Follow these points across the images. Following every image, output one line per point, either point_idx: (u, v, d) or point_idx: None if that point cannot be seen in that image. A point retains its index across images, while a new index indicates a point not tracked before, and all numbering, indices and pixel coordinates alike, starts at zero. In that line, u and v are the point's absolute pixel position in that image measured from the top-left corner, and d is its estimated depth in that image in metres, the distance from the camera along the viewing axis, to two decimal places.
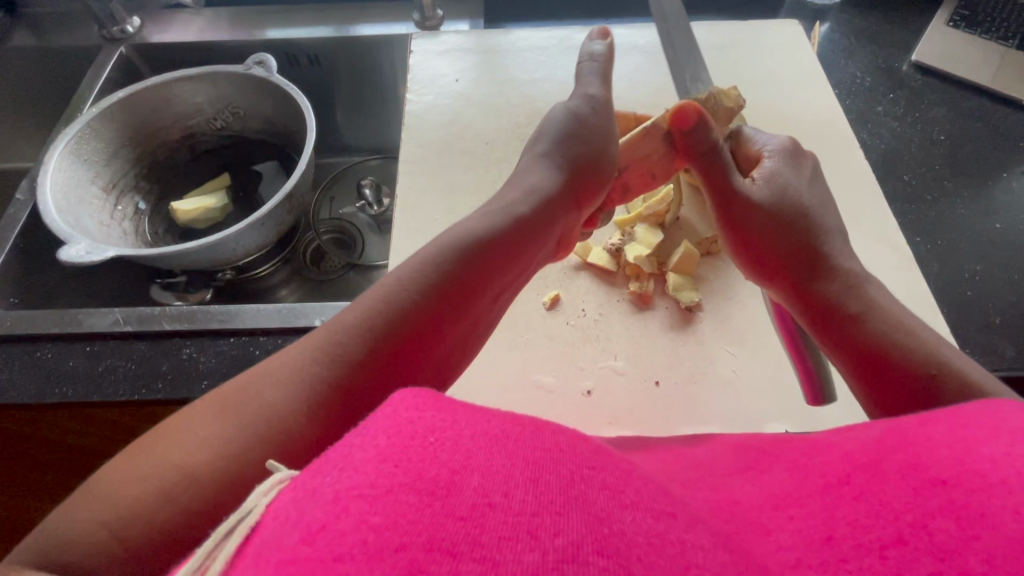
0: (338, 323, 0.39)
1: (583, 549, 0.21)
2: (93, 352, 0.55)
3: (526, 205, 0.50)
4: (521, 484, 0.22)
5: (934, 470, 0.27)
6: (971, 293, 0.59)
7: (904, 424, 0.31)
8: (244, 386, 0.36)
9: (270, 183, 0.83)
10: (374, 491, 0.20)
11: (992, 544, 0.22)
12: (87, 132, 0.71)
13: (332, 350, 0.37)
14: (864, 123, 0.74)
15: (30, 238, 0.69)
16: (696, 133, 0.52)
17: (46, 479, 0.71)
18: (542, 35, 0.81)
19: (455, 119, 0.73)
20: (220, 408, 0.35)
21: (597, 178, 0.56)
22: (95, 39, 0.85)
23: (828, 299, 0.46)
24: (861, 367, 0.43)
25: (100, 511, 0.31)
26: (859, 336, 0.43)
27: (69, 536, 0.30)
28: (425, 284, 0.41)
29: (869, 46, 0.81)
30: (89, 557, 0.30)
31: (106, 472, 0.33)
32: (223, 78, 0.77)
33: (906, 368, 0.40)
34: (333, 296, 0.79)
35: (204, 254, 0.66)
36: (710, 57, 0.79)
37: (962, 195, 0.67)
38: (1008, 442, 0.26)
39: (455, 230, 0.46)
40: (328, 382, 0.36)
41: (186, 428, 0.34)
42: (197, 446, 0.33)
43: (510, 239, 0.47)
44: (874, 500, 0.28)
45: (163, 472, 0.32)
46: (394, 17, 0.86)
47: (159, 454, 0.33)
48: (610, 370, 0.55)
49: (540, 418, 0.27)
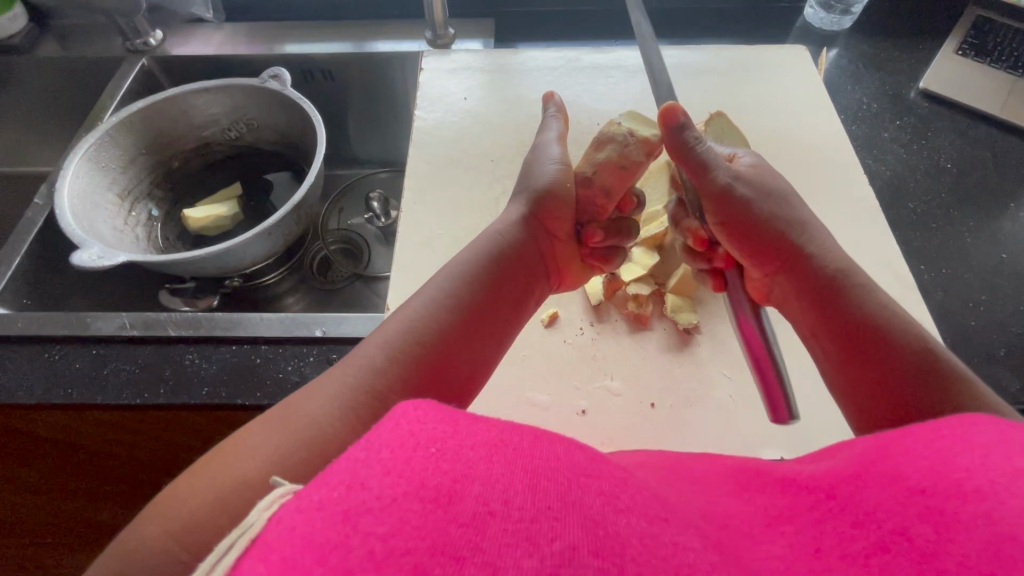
0: (359, 350, 0.42)
1: (580, 553, 0.21)
2: (99, 355, 0.56)
3: (505, 233, 0.51)
4: (520, 491, 0.23)
5: (914, 479, 0.27)
6: (975, 322, 0.59)
7: (887, 438, 0.31)
8: (294, 403, 0.39)
9: (281, 193, 0.85)
10: (380, 504, 0.21)
11: (966, 549, 0.23)
12: (106, 141, 0.73)
13: (360, 361, 0.41)
14: (868, 149, 0.74)
15: (45, 241, 0.71)
16: (676, 130, 0.48)
17: (47, 482, 0.72)
18: (551, 56, 0.82)
19: (462, 136, 0.75)
20: (273, 423, 0.38)
21: (564, 202, 0.53)
22: (119, 51, 0.88)
23: (828, 277, 0.47)
24: (863, 341, 0.44)
25: (167, 522, 0.33)
26: (855, 310, 0.45)
27: (141, 552, 0.32)
28: (459, 298, 0.45)
29: (876, 73, 0.82)
30: (162, 564, 0.32)
31: (168, 490, 0.35)
32: (238, 90, 0.79)
33: (900, 342, 0.42)
34: (337, 306, 0.80)
35: (212, 261, 0.67)
36: (715, 81, 0.79)
37: (968, 224, 0.66)
38: (981, 452, 0.26)
39: (459, 258, 0.49)
40: (357, 392, 0.39)
41: (241, 442, 0.37)
42: (249, 456, 0.36)
43: (501, 263, 0.49)
44: (858, 511, 0.28)
45: (219, 485, 0.34)
46: (407, 36, 0.89)
47: (216, 469, 0.35)
48: (605, 390, 0.55)
49: (538, 426, 0.27)
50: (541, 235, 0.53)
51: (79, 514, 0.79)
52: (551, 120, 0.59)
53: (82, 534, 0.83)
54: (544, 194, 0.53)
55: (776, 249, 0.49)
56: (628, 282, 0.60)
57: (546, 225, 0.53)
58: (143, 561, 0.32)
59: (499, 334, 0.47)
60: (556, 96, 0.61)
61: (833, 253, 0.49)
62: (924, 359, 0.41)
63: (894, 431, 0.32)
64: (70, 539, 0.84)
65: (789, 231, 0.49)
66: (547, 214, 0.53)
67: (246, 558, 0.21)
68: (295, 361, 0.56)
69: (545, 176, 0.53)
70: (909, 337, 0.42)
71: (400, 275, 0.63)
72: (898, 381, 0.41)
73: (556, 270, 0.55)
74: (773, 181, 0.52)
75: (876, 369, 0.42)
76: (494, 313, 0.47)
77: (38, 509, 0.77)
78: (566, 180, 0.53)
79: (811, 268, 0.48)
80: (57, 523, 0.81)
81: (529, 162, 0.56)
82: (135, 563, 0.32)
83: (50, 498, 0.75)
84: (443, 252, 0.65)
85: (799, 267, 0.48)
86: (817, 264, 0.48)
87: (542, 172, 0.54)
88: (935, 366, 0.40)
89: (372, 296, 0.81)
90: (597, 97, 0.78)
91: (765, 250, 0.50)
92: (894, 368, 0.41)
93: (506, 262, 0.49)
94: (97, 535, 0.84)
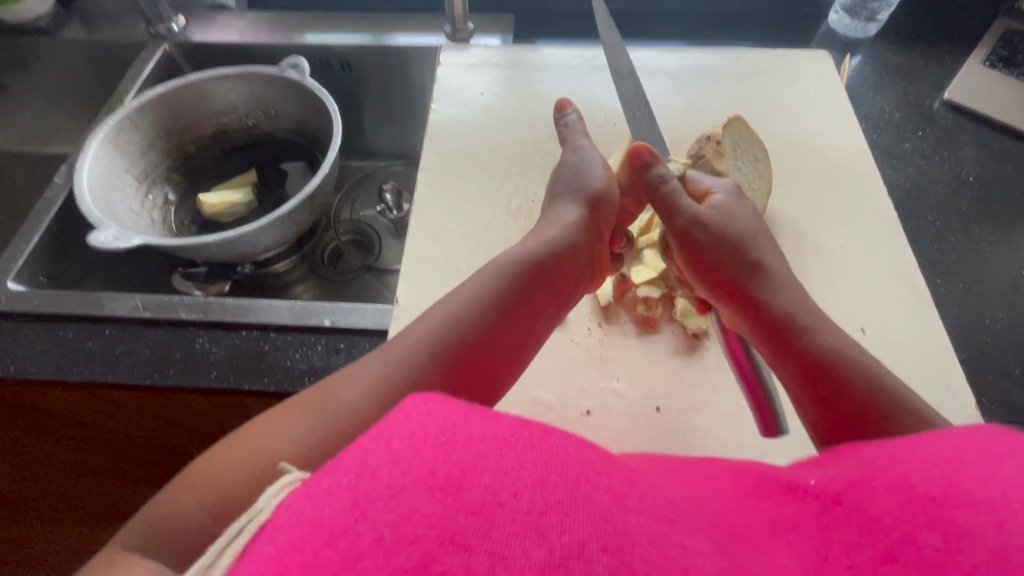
0: (400, 339, 0.42)
1: (589, 546, 0.21)
2: (112, 334, 0.57)
3: (559, 232, 0.52)
4: (528, 484, 0.22)
5: (923, 488, 0.27)
6: (992, 339, 0.58)
7: (891, 446, 0.31)
8: (327, 387, 0.39)
9: (296, 182, 0.85)
10: (390, 492, 0.21)
11: (976, 559, 0.23)
12: (126, 124, 0.74)
13: (401, 355, 0.41)
14: (889, 160, 0.72)
15: (64, 221, 0.72)
16: (646, 168, 0.53)
17: (55, 458, 0.73)
18: (569, 54, 0.82)
19: (478, 131, 0.75)
20: (305, 405, 0.38)
21: (608, 210, 0.57)
22: (142, 35, 0.88)
23: (783, 315, 0.47)
24: (813, 385, 0.44)
25: (196, 493, 0.34)
26: (805, 350, 0.45)
27: (168, 518, 0.34)
28: (505, 288, 0.46)
29: (900, 81, 0.80)
30: (189, 533, 0.33)
31: (200, 462, 0.36)
32: (258, 78, 0.80)
33: (844, 385, 0.42)
34: (346, 296, 0.80)
35: (225, 247, 0.68)
36: (735, 84, 0.79)
37: (988, 238, 0.65)
38: (993, 464, 0.26)
39: (509, 254, 0.49)
40: (399, 382, 0.39)
41: (272, 423, 0.37)
42: (280, 436, 0.37)
43: (553, 261, 0.49)
44: (864, 517, 0.27)
45: (250, 462, 0.35)
46: (426, 29, 0.89)
47: (246, 447, 0.36)
48: (611, 392, 0.55)
49: (547, 423, 0.27)
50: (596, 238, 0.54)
51: (84, 489, 0.80)
52: (576, 129, 0.64)
53: (87, 509, 0.85)
54: (597, 200, 0.56)
55: (730, 285, 0.50)
56: (639, 284, 0.60)
57: (600, 230, 0.55)
58: (172, 527, 0.33)
59: (535, 334, 0.47)
60: (567, 103, 0.67)
61: (786, 288, 0.49)
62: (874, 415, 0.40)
63: (900, 437, 0.32)
64: (76, 513, 0.86)
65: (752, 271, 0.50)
66: (599, 215, 0.56)
67: (256, 542, 0.21)
68: (303, 349, 0.56)
69: (598, 181, 0.57)
70: (854, 379, 0.42)
71: (410, 267, 0.63)
72: (840, 423, 0.41)
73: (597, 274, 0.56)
74: (730, 218, 0.53)
75: (824, 409, 0.43)
76: (540, 310, 0.47)
77: (47, 482, 0.78)
78: (610, 185, 0.58)
79: (764, 307, 0.48)
80: (66, 498, 0.82)
81: (575, 164, 0.59)
82: (162, 528, 0.33)
83: (57, 472, 0.76)
84: (454, 247, 0.65)
85: (752, 305, 0.49)
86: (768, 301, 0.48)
87: (591, 176, 0.58)
88: (878, 408, 0.40)
89: (381, 287, 0.81)
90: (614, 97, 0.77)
91: (722, 288, 0.51)
92: (841, 409, 0.42)
93: (554, 260, 0.49)
94: (106, 510, 0.85)
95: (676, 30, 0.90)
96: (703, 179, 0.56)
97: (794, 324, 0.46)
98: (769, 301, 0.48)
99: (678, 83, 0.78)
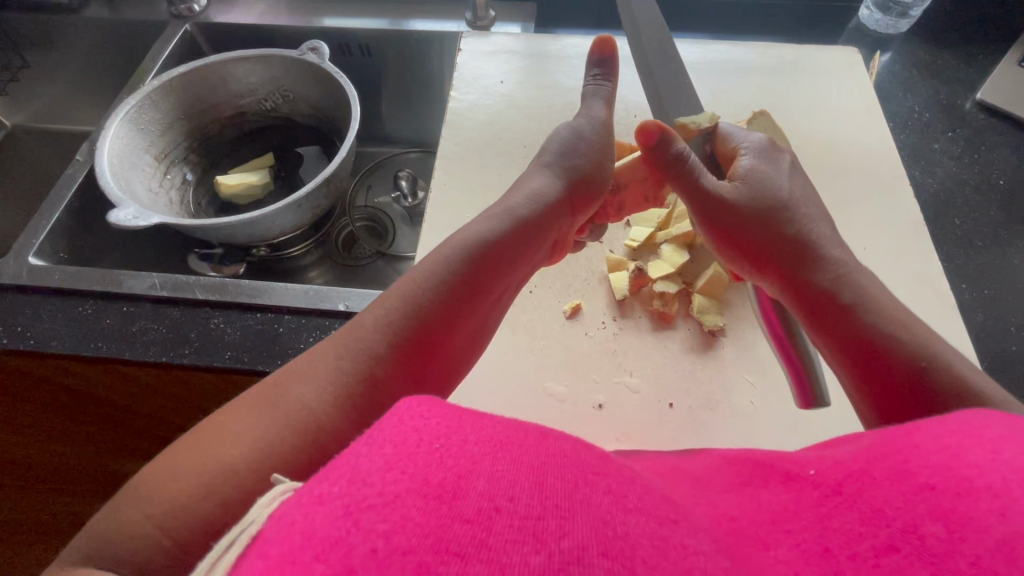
0: (358, 324, 0.41)
1: (588, 552, 0.21)
2: (129, 312, 0.58)
3: (528, 209, 0.50)
4: (525, 488, 0.22)
5: (924, 476, 0.26)
6: (1015, 348, 0.56)
7: (890, 435, 0.31)
8: (283, 387, 0.38)
9: (313, 166, 0.86)
10: (382, 499, 0.20)
11: (980, 549, 0.22)
12: (146, 103, 0.74)
13: (352, 346, 0.40)
14: (917, 160, 0.71)
15: (83, 199, 0.72)
16: (660, 147, 0.50)
17: (70, 429, 0.74)
18: (590, 43, 0.81)
19: (497, 119, 0.74)
20: (259, 405, 0.37)
21: (594, 192, 0.55)
22: (163, 14, 0.88)
23: (828, 282, 0.45)
24: (860, 352, 0.42)
25: (145, 505, 0.33)
26: (853, 330, 0.43)
27: (120, 532, 0.32)
28: (460, 271, 0.45)
29: (931, 80, 0.78)
30: (140, 550, 0.32)
31: (147, 472, 0.35)
32: (277, 61, 0.79)
33: (901, 343, 0.41)
34: (360, 282, 0.80)
35: (243, 228, 0.68)
36: (760, 78, 0.77)
37: (1017, 244, 0.63)
38: (992, 448, 0.25)
39: (425, 266, 0.45)
40: (352, 375, 0.39)
41: (222, 426, 0.36)
42: (233, 441, 0.35)
43: (511, 249, 0.48)
44: (866, 507, 0.27)
45: (202, 469, 0.34)
46: (447, 15, 0.88)
47: (198, 452, 0.35)
48: (625, 387, 0.55)
49: (542, 425, 0.27)
50: (567, 215, 0.54)
51: (96, 461, 0.81)
52: (603, 87, 0.58)
53: (98, 481, 0.86)
54: (578, 178, 0.54)
55: (773, 249, 0.48)
56: (655, 278, 0.59)
57: (573, 207, 0.54)
58: (122, 542, 0.32)
59: (486, 321, 0.48)
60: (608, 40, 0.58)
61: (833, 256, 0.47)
62: (919, 374, 0.39)
63: (900, 427, 0.31)
64: (87, 485, 0.87)
65: (793, 237, 0.48)
66: (577, 194, 0.54)
67: (246, 555, 0.21)
68: (317, 333, 0.56)
69: (583, 159, 0.55)
70: (912, 342, 0.41)
71: (425, 256, 0.63)
72: (886, 391, 0.41)
73: (559, 248, 0.56)
74: (766, 183, 0.50)
75: (870, 373, 0.42)
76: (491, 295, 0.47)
77: (60, 454, 0.79)
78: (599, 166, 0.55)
79: (805, 288, 0.46)
80: (71, 468, 0.83)
81: (563, 146, 0.56)
82: (111, 543, 0.32)
83: (70, 444, 0.77)
84: None
85: (792, 284, 0.47)
86: (815, 266, 0.46)
87: (581, 152, 0.55)
88: (927, 372, 0.39)
89: (394, 274, 0.81)
90: (635, 88, 0.76)
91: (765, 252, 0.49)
92: (889, 375, 0.41)
93: (512, 252, 0.48)
94: (103, 482, 0.86)
95: (701, 22, 0.88)
96: (735, 134, 0.55)
97: (836, 290, 0.45)
98: (807, 268, 0.46)
99: (702, 76, 0.77)
